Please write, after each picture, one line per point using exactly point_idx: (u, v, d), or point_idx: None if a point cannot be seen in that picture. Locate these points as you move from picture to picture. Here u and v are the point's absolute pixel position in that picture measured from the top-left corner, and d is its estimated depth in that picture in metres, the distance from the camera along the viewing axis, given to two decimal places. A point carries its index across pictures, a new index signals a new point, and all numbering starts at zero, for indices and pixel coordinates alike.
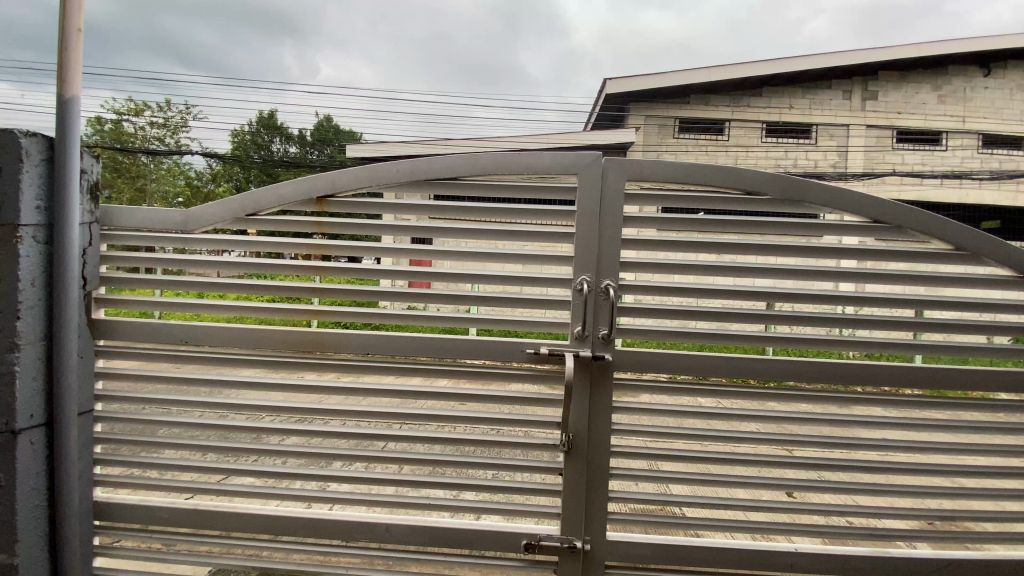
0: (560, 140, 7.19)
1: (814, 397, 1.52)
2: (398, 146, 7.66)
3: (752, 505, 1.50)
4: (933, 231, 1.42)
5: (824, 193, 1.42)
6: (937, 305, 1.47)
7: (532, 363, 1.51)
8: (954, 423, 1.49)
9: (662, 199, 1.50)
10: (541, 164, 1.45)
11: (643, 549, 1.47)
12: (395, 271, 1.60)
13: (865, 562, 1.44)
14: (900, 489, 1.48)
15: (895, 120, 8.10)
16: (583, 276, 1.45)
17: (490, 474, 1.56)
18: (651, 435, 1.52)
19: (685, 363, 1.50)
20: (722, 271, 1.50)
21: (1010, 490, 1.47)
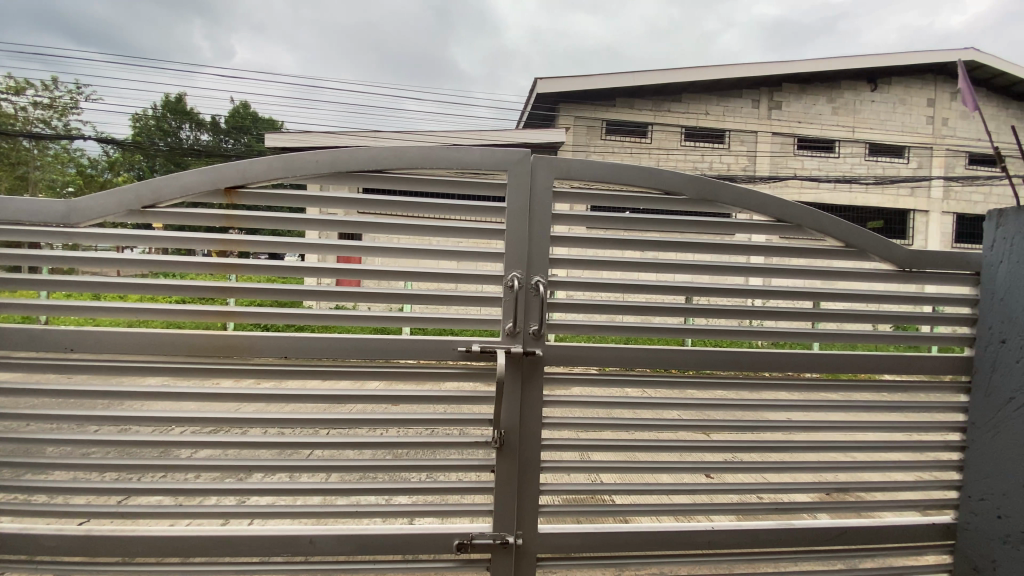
0: (494, 137, 7.22)
1: (730, 383, 1.62)
2: (325, 137, 7.30)
3: (675, 489, 1.58)
4: (827, 230, 1.57)
5: (735, 194, 1.52)
6: (833, 297, 1.62)
7: (465, 360, 1.50)
8: (849, 404, 1.65)
9: (590, 198, 1.53)
10: (466, 158, 1.43)
11: (576, 539, 1.50)
12: (318, 268, 1.52)
13: (774, 534, 1.57)
14: (803, 465, 1.63)
15: (797, 129, 8.91)
16: (515, 273, 1.45)
17: (423, 476, 1.52)
18: (582, 428, 1.56)
19: (613, 356, 1.55)
20: (646, 268, 1.57)
21: (892, 460, 1.65)
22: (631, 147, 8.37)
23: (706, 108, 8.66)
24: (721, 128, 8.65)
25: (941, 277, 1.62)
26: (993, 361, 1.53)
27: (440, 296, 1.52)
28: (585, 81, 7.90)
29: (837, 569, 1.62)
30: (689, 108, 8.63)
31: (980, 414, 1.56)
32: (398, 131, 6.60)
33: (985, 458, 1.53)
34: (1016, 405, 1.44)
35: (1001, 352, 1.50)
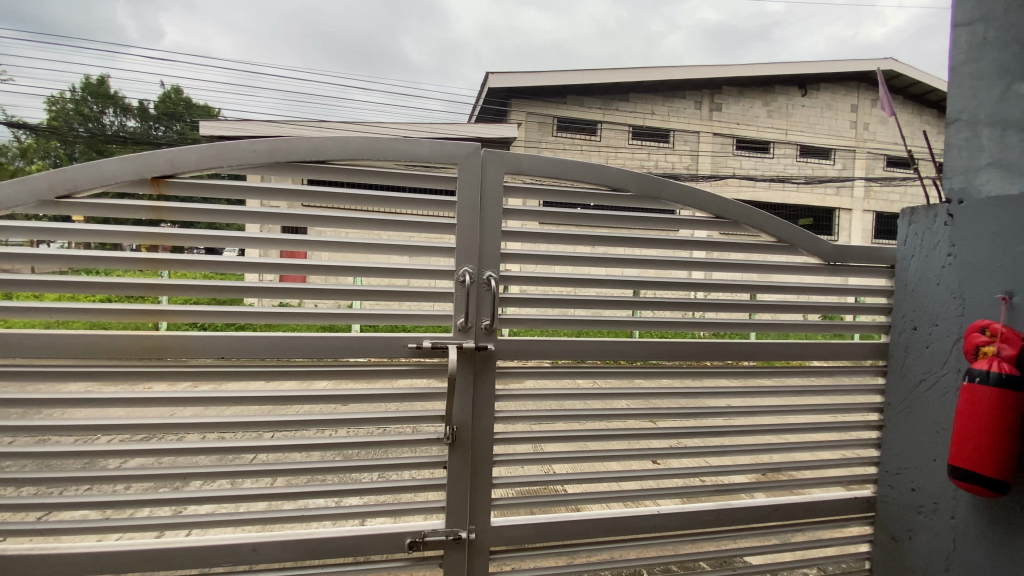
0: (446, 130, 7.14)
1: (675, 373, 1.69)
2: (266, 126, 6.95)
3: (624, 475, 1.63)
4: (762, 226, 1.66)
5: (677, 191, 1.58)
6: (768, 290, 1.72)
7: (416, 357, 1.47)
8: (782, 389, 1.76)
9: (542, 193, 1.55)
10: (415, 151, 1.41)
11: (528, 530, 1.52)
12: (259, 264, 1.45)
13: (714, 514, 1.66)
14: (740, 448, 1.72)
15: (736, 130, 9.37)
16: (466, 268, 1.45)
17: (374, 476, 1.49)
18: (534, 420, 1.58)
19: (565, 349, 1.58)
20: (596, 262, 1.61)
21: (820, 441, 1.78)
22: (581, 144, 8.51)
23: (652, 107, 8.93)
24: (665, 128, 8.97)
25: (862, 269, 1.75)
26: (906, 346, 1.68)
27: (390, 292, 1.49)
28: (536, 77, 7.94)
29: (772, 544, 1.74)
30: (636, 107, 8.87)
31: (895, 395, 1.71)
32: (345, 122, 6.38)
33: (900, 435, 1.68)
34: (925, 386, 1.59)
35: (913, 339, 1.65)
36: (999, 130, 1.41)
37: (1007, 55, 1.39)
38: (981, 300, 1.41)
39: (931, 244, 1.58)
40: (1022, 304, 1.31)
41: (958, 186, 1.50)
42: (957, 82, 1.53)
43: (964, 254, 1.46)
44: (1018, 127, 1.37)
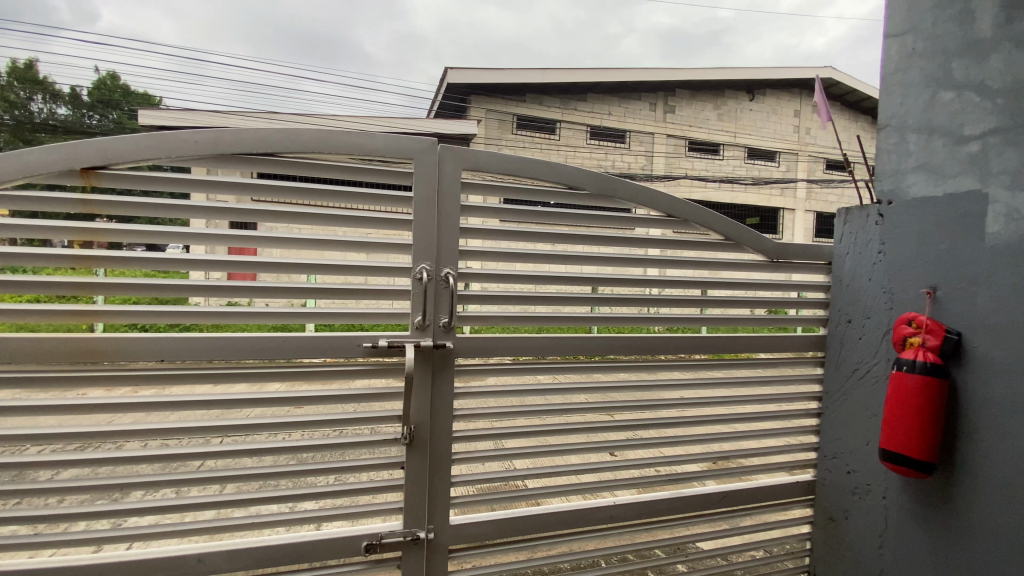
0: (404, 125, 7.00)
1: (631, 367, 1.74)
2: (211, 117, 6.60)
3: (582, 468, 1.66)
4: (711, 224, 1.73)
5: (631, 190, 1.62)
6: (718, 286, 1.79)
7: (370, 356, 1.45)
8: (731, 380, 1.84)
9: (501, 191, 1.55)
10: (369, 144, 1.37)
11: (488, 527, 1.52)
12: (203, 261, 1.38)
13: (668, 503, 1.71)
14: (692, 438, 1.79)
15: (689, 132, 9.69)
16: (423, 265, 1.43)
17: (330, 479, 1.45)
18: (493, 417, 1.58)
19: (526, 345, 1.59)
20: (555, 259, 1.62)
21: (766, 429, 1.87)
22: (541, 142, 8.56)
23: (609, 107, 9.09)
24: (622, 128, 9.17)
25: (803, 266, 1.85)
26: (842, 338, 1.79)
27: (345, 290, 1.45)
28: (496, 73, 7.90)
29: (723, 529, 1.81)
30: (594, 107, 9.00)
31: (832, 384, 1.82)
32: (297, 114, 6.14)
33: (836, 421, 1.79)
34: (859, 375, 1.70)
35: (848, 330, 1.76)
36: (925, 135, 1.51)
37: (933, 64, 1.49)
38: (908, 294, 1.53)
39: (864, 241, 1.69)
40: (944, 298, 1.42)
41: (888, 187, 1.60)
42: (887, 90, 1.64)
43: (894, 251, 1.57)
44: (940, 133, 1.47)
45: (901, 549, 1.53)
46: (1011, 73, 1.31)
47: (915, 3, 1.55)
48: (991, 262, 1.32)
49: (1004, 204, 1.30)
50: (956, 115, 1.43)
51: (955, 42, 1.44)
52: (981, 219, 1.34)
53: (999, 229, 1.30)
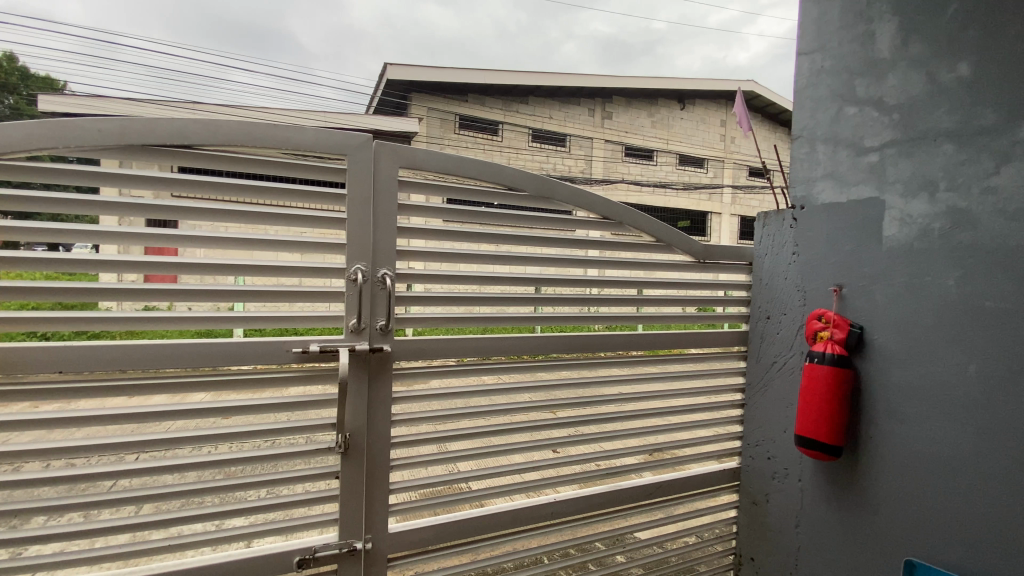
0: (342, 121, 6.76)
1: (571, 365, 1.77)
2: (124, 105, 6.07)
3: (524, 467, 1.67)
4: (644, 226, 1.81)
5: (569, 193, 1.66)
6: (652, 286, 1.87)
7: (302, 363, 1.38)
8: (665, 375, 1.92)
9: (443, 191, 1.53)
10: (299, 138, 1.31)
11: (428, 532, 1.50)
12: (117, 262, 1.25)
13: (607, 497, 1.76)
14: (629, 432, 1.85)
15: (626, 137, 10.05)
16: (358, 265, 1.38)
17: (262, 493, 1.37)
18: (435, 420, 1.55)
19: (468, 346, 1.59)
20: (498, 260, 1.62)
21: (698, 420, 1.96)
22: (484, 143, 8.56)
23: (551, 111, 9.25)
24: (562, 132, 9.38)
25: (728, 266, 1.96)
26: (762, 334, 1.91)
27: (281, 291, 1.37)
28: (438, 72, 7.81)
29: (659, 517, 1.89)
30: (536, 110, 9.12)
31: (754, 376, 1.95)
32: (223, 105, 5.77)
33: (758, 412, 1.91)
34: (778, 367, 1.83)
35: (767, 326, 1.88)
36: (832, 146, 1.64)
37: (840, 81, 1.63)
38: (819, 292, 1.66)
39: (780, 244, 1.82)
40: (849, 295, 1.56)
41: (801, 193, 1.73)
42: (800, 103, 1.77)
43: (807, 253, 1.70)
44: (845, 144, 1.61)
45: (815, 527, 1.66)
46: (904, 91, 1.45)
47: (824, 24, 1.69)
48: (888, 263, 1.46)
49: (898, 210, 1.44)
50: (858, 128, 1.57)
51: (858, 62, 1.58)
52: (880, 223, 1.49)
53: (895, 232, 1.45)
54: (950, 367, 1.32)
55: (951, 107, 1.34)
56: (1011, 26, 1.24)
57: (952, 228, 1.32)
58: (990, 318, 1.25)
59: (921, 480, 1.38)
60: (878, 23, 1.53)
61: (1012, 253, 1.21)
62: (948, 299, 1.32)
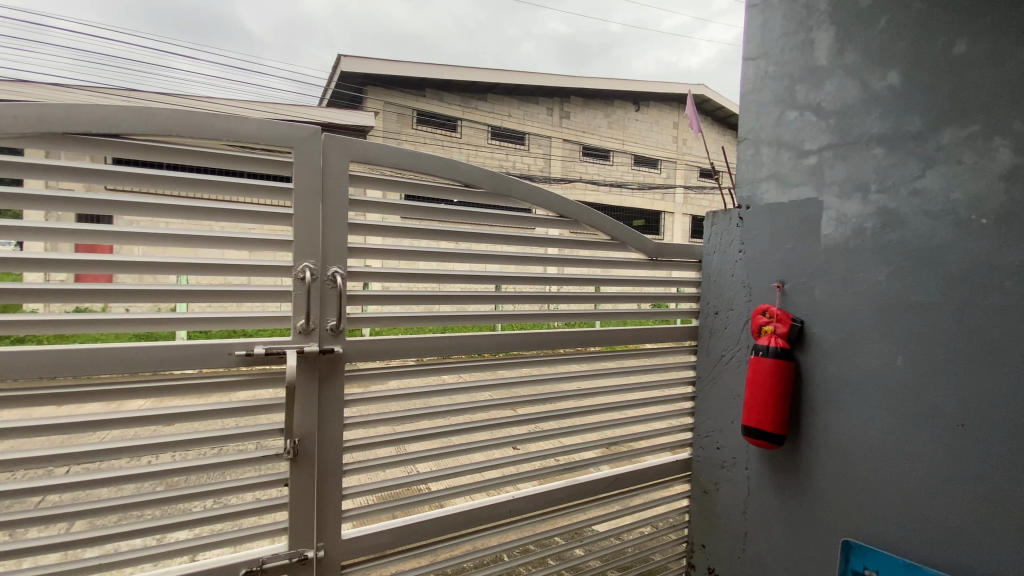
0: (295, 114, 6.51)
1: (532, 362, 1.78)
2: (51, 90, 5.62)
3: (484, 466, 1.66)
4: (600, 225, 1.83)
5: (526, 190, 1.66)
6: (610, 283, 1.90)
7: (244, 366, 1.31)
8: (621, 369, 1.96)
9: (399, 187, 1.50)
10: (241, 129, 1.24)
11: (385, 536, 1.47)
12: (41, 259, 1.16)
13: (565, 492, 1.78)
14: (587, 426, 1.88)
15: (584, 137, 10.19)
16: (306, 263, 1.33)
17: (206, 503, 1.29)
18: (394, 422, 1.52)
19: (428, 346, 1.57)
20: (457, 258, 1.60)
21: (655, 414, 2.01)
22: (444, 139, 8.47)
23: (510, 109, 9.27)
24: (522, 130, 9.42)
25: (681, 263, 2.02)
26: (711, 328, 1.98)
27: (226, 291, 1.31)
28: (396, 66, 7.66)
29: (617, 509, 1.93)
30: (495, 108, 9.11)
31: (703, 370, 2.01)
32: (163, 93, 5.43)
33: (708, 404, 1.98)
34: (725, 361, 1.90)
35: (716, 321, 1.95)
36: (775, 149, 1.72)
37: (782, 86, 1.71)
38: (763, 288, 1.74)
39: (727, 241, 1.89)
40: (790, 291, 1.64)
41: (747, 194, 1.80)
42: (745, 107, 1.84)
43: (752, 250, 1.78)
44: (786, 146, 1.69)
45: (761, 513, 1.74)
46: (840, 97, 1.53)
47: (767, 31, 1.76)
48: (826, 260, 1.54)
49: (835, 210, 1.53)
50: (799, 132, 1.65)
51: (798, 68, 1.66)
52: (818, 223, 1.57)
53: (831, 231, 1.53)
54: (880, 358, 1.41)
55: (881, 113, 1.43)
56: (933, 40, 1.33)
57: (883, 228, 1.41)
58: (916, 312, 1.34)
59: (855, 464, 1.47)
60: (817, 32, 1.61)
61: (935, 251, 1.30)
62: (879, 294, 1.41)
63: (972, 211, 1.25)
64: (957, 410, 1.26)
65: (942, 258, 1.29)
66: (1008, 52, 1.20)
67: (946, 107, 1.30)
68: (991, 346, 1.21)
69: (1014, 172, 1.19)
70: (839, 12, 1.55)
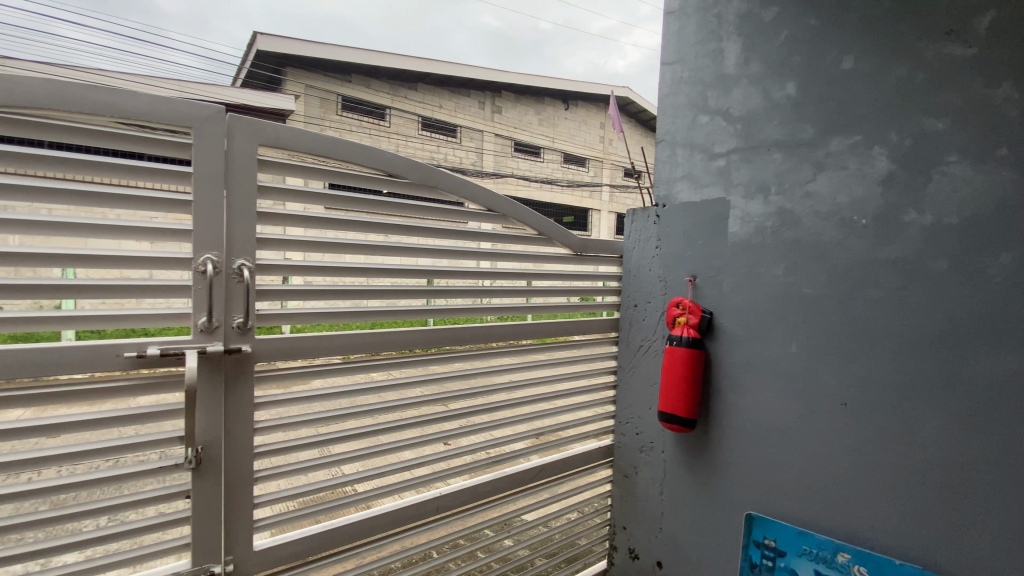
0: (208, 94, 5.99)
1: (465, 356, 1.77)
2: None
3: (414, 463, 1.64)
4: (527, 219, 1.86)
5: (452, 182, 1.65)
6: (540, 277, 1.93)
7: (137, 369, 1.18)
8: (551, 361, 2.00)
9: (320, 175, 1.42)
10: (128, 105, 1.12)
11: (306, 542, 1.41)
12: None
13: (491, 485, 1.79)
14: (516, 418, 1.91)
15: (517, 132, 10.28)
16: (208, 255, 1.23)
17: (99, 521, 1.17)
18: (317, 422, 1.46)
19: (354, 343, 1.52)
20: (385, 251, 1.55)
21: (583, 403, 2.07)
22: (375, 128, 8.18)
23: (441, 101, 9.14)
24: (453, 123, 9.33)
25: (606, 257, 2.09)
26: (631, 320, 2.07)
27: (119, 286, 1.17)
28: (322, 48, 7.28)
29: (545, 498, 1.97)
30: (427, 99, 8.94)
31: (623, 360, 2.10)
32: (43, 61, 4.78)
33: (629, 393, 2.07)
34: (644, 351, 1.99)
35: (635, 314, 2.04)
36: (688, 150, 1.82)
37: (695, 91, 1.80)
38: (678, 282, 1.84)
39: (645, 237, 1.97)
40: (701, 284, 1.75)
41: (663, 193, 1.89)
42: (662, 109, 1.92)
43: (667, 247, 1.87)
44: (698, 149, 1.79)
45: (675, 494, 1.85)
46: (746, 104, 1.65)
47: (682, 37, 1.85)
48: (732, 256, 1.66)
49: (740, 210, 1.65)
50: (709, 135, 1.75)
51: (709, 75, 1.76)
52: (726, 221, 1.68)
53: (737, 229, 1.65)
54: (778, 346, 1.55)
55: (781, 121, 1.56)
56: (826, 55, 1.47)
57: (781, 227, 1.55)
58: (808, 303, 1.48)
59: (755, 444, 1.60)
60: (726, 42, 1.72)
61: (825, 248, 1.45)
62: (778, 288, 1.54)
63: (854, 212, 1.40)
64: (841, 391, 1.41)
65: (830, 255, 1.44)
66: (886, 70, 1.35)
67: (835, 118, 1.44)
68: (870, 333, 1.35)
69: (889, 179, 1.33)
70: (745, 25, 1.67)
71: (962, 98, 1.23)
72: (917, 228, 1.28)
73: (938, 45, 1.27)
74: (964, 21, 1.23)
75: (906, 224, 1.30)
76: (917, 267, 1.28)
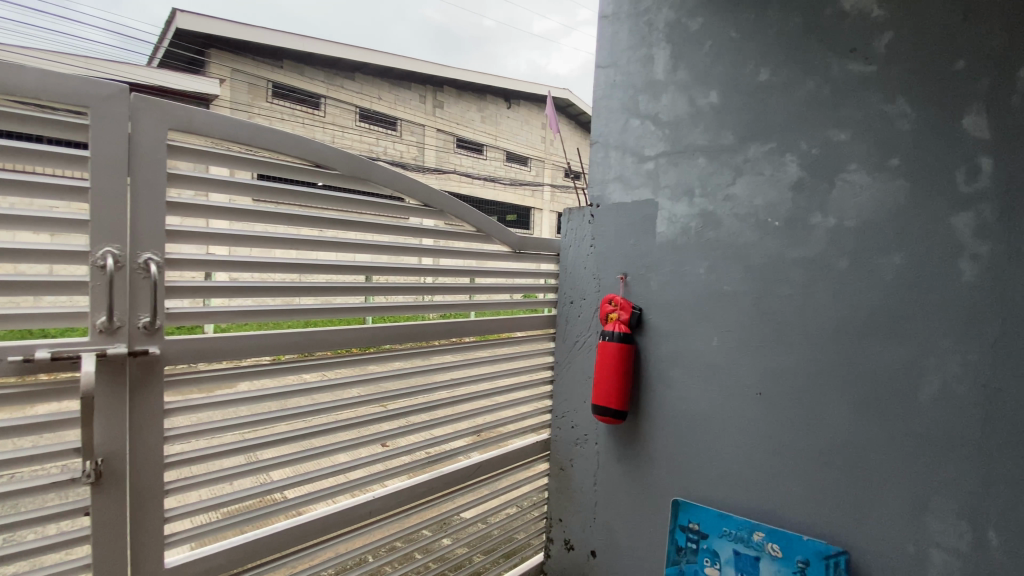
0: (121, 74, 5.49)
1: (404, 354, 1.73)
2: None
3: (348, 466, 1.58)
4: (465, 216, 1.85)
5: (387, 175, 1.61)
6: (483, 274, 1.92)
7: (25, 375, 1.06)
8: (492, 358, 2.00)
9: (245, 164, 1.34)
10: (13, 80, 1.00)
11: (229, 554, 1.33)
12: None
13: (426, 485, 1.77)
14: (456, 416, 1.90)
15: (460, 129, 10.21)
16: (108, 249, 1.12)
17: None
18: (242, 427, 1.38)
19: (284, 342, 1.44)
20: (321, 246, 1.48)
21: (522, 399, 2.10)
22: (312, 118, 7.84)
23: (380, 93, 8.90)
24: (393, 116, 9.12)
25: (545, 255, 2.12)
26: (567, 317, 2.11)
27: (8, 282, 1.04)
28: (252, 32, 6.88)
29: (484, 494, 1.98)
30: (365, 90, 8.68)
31: (559, 356, 2.14)
32: None
33: (564, 388, 2.11)
34: (579, 347, 2.04)
35: (571, 310, 2.08)
36: (620, 153, 1.88)
37: (627, 96, 1.87)
38: (611, 279, 1.90)
39: (580, 236, 2.02)
40: (631, 282, 1.82)
41: (597, 193, 1.94)
42: (596, 111, 1.98)
43: (600, 245, 1.93)
44: (629, 151, 1.85)
45: (609, 484, 1.91)
46: (673, 110, 1.73)
47: (615, 41, 1.91)
48: (660, 255, 1.74)
49: (667, 211, 1.72)
50: (640, 138, 1.82)
51: (640, 80, 1.83)
52: (655, 222, 1.76)
53: (665, 229, 1.73)
54: (701, 340, 1.63)
55: (704, 128, 1.64)
56: (745, 67, 1.56)
57: (704, 228, 1.63)
58: (728, 300, 1.57)
59: (680, 434, 1.69)
60: (656, 48, 1.79)
61: (743, 248, 1.54)
62: (701, 285, 1.63)
63: (769, 215, 1.50)
64: (757, 381, 1.51)
65: (747, 254, 1.54)
66: (797, 83, 1.46)
67: (752, 126, 1.54)
68: (782, 327, 1.46)
69: (799, 184, 1.45)
70: (672, 33, 1.74)
71: (860, 111, 1.35)
72: (822, 230, 1.40)
73: (842, 62, 1.38)
74: (864, 40, 1.35)
75: (813, 226, 1.42)
76: (823, 266, 1.39)
